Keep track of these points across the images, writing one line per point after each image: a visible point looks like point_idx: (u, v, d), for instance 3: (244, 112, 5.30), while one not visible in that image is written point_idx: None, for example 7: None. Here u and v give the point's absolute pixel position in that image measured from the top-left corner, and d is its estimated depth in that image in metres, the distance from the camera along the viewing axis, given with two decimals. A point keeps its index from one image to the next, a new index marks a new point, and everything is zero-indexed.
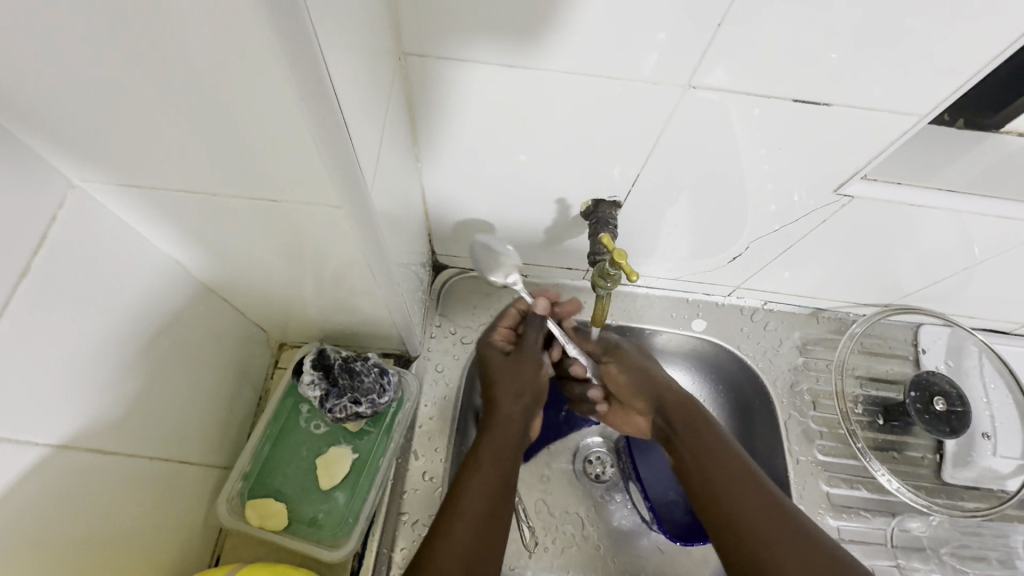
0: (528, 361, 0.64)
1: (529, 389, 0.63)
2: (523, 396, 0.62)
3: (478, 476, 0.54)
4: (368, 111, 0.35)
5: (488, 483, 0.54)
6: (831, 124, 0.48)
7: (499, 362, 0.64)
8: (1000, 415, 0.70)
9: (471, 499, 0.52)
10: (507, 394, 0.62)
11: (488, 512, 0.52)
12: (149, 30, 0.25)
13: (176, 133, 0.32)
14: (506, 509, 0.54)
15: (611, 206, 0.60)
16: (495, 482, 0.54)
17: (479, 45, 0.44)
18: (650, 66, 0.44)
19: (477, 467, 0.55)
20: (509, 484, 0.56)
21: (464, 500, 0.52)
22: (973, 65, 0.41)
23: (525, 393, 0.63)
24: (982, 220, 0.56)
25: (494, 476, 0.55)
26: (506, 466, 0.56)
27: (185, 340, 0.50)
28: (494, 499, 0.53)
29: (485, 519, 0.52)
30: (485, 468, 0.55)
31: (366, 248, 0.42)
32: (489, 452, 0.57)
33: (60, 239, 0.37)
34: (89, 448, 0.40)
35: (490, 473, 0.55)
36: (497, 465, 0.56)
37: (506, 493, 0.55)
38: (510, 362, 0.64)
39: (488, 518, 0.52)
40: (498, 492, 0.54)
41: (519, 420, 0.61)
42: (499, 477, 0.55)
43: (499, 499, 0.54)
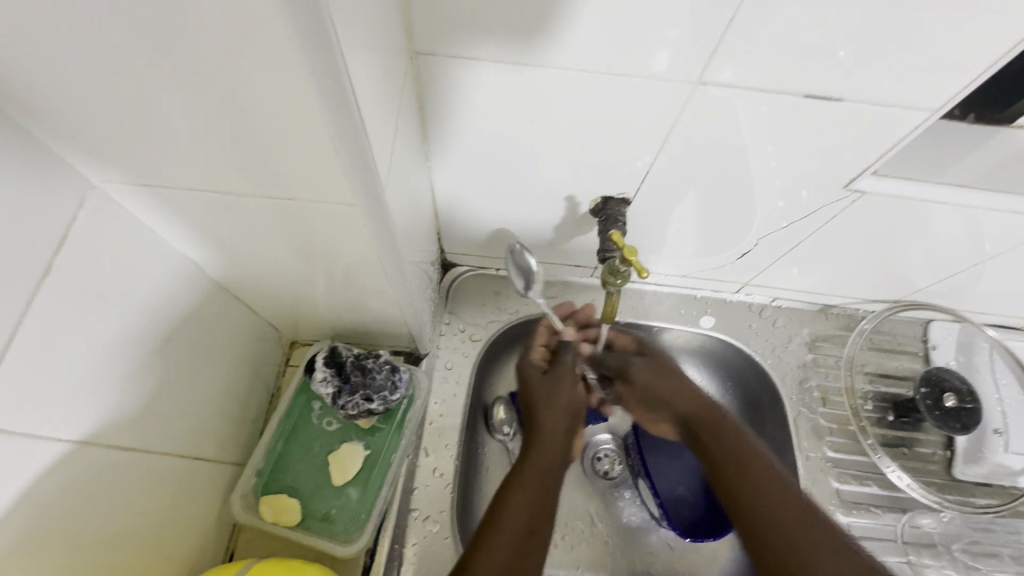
0: (564, 378, 0.63)
1: (572, 408, 0.62)
2: (565, 415, 0.61)
3: (522, 494, 0.54)
4: (382, 110, 0.35)
5: (528, 502, 0.53)
6: (842, 119, 0.48)
7: (538, 381, 0.64)
8: (1012, 411, 0.69)
9: (512, 516, 0.52)
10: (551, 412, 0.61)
11: (528, 529, 0.51)
12: (172, 31, 0.25)
13: (194, 131, 0.32)
14: (548, 528, 0.53)
15: (620, 203, 0.60)
16: (536, 500, 0.54)
17: (490, 43, 0.44)
18: (660, 63, 0.44)
19: (520, 486, 0.55)
20: (551, 503, 0.55)
21: (504, 517, 0.51)
22: (986, 59, 0.41)
23: (566, 412, 0.61)
24: (995, 215, 0.56)
25: (535, 495, 0.54)
26: (547, 485, 0.55)
27: (200, 338, 0.50)
28: (535, 517, 0.52)
29: (525, 537, 0.50)
30: (527, 486, 0.55)
31: (379, 246, 0.43)
32: (533, 471, 0.56)
33: (79, 238, 0.37)
34: (108, 443, 0.41)
35: (532, 491, 0.54)
36: (539, 484, 0.55)
37: (549, 514, 0.54)
38: (549, 382, 0.63)
39: (526, 538, 0.50)
40: (539, 511, 0.53)
41: (562, 439, 0.60)
42: (540, 496, 0.54)
43: (538, 519, 0.52)
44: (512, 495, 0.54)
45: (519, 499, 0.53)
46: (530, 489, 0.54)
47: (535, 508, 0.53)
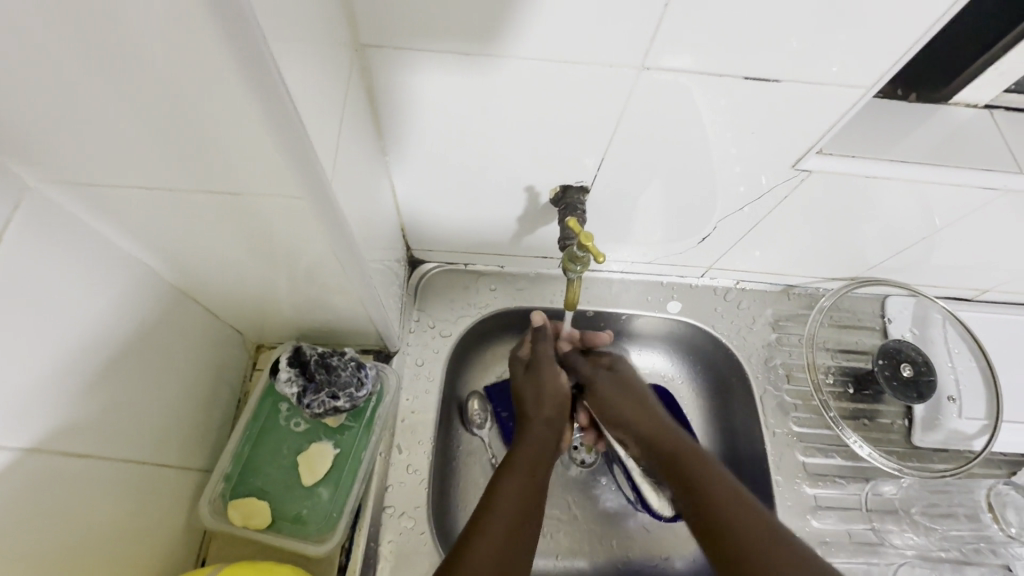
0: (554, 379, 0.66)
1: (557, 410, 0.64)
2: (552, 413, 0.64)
3: (513, 485, 0.54)
4: (322, 101, 0.35)
5: (520, 493, 0.54)
6: (783, 101, 0.50)
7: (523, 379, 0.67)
8: (965, 378, 0.72)
9: (504, 505, 0.52)
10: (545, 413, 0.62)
11: (518, 519, 0.51)
12: (89, 14, 0.25)
13: (130, 127, 0.31)
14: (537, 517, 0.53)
15: (578, 192, 0.61)
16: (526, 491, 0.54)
17: (434, 34, 0.44)
18: (607, 49, 0.45)
19: (510, 476, 0.55)
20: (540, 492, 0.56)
21: (495, 507, 0.51)
22: (911, 36, 0.43)
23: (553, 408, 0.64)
24: (938, 188, 0.58)
25: (526, 485, 0.55)
26: (536, 477, 0.56)
27: (157, 343, 0.50)
28: (525, 506, 0.53)
29: (518, 519, 0.51)
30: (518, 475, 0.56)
31: (333, 241, 0.43)
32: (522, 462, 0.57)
33: (18, 242, 0.36)
34: (61, 450, 0.40)
35: (523, 482, 0.55)
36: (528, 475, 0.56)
37: (537, 506, 0.54)
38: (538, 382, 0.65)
39: (519, 521, 0.51)
40: (529, 499, 0.53)
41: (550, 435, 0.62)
42: (532, 485, 0.55)
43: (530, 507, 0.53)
44: (504, 485, 0.54)
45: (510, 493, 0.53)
46: (520, 480, 0.55)
47: (527, 499, 0.53)
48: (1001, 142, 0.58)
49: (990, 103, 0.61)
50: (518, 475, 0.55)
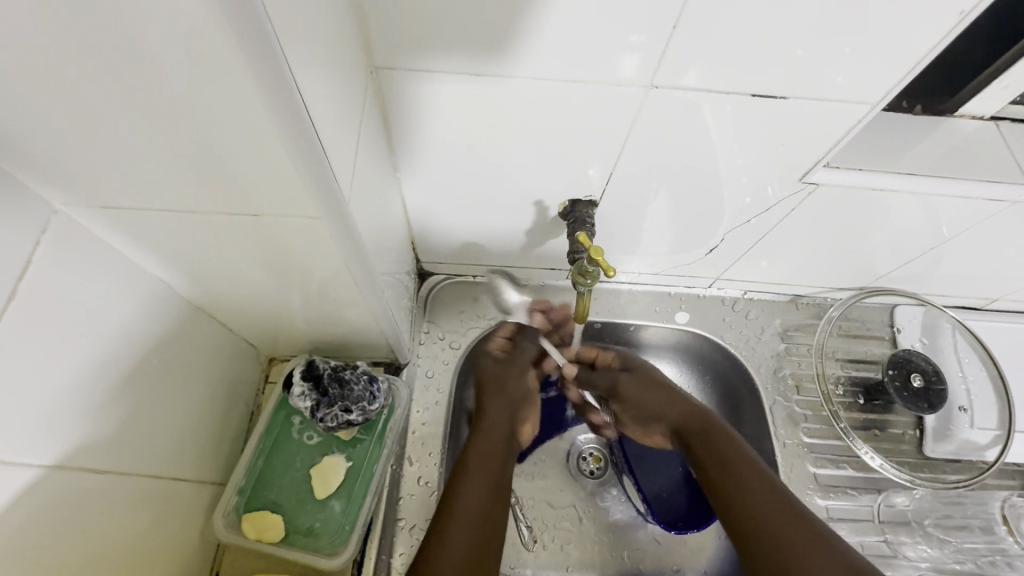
0: (519, 367, 0.67)
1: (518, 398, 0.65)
2: (511, 403, 0.65)
3: (474, 480, 0.56)
4: (339, 123, 0.36)
5: (481, 488, 0.55)
6: (790, 116, 0.50)
7: (492, 368, 0.67)
8: (976, 388, 0.72)
9: (465, 501, 0.54)
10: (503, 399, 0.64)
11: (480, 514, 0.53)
12: (121, 47, 0.26)
13: (155, 151, 0.32)
14: (500, 507, 0.55)
15: (587, 205, 0.62)
16: (487, 485, 0.56)
17: (446, 55, 0.45)
18: (617, 68, 0.46)
19: (469, 470, 0.57)
20: (500, 484, 0.57)
21: (461, 502, 0.53)
22: (913, 54, 0.44)
23: (513, 399, 0.65)
24: (947, 201, 0.58)
25: (485, 482, 0.56)
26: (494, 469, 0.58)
27: (175, 358, 0.50)
28: (487, 501, 0.55)
29: (484, 508, 0.54)
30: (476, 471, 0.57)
31: (348, 257, 0.43)
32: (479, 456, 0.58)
33: (44, 263, 0.37)
34: (81, 466, 0.41)
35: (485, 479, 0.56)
36: (486, 467, 0.57)
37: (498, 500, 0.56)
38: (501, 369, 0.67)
39: (481, 517, 0.53)
40: (490, 492, 0.55)
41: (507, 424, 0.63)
42: (489, 482, 0.56)
43: (495, 495, 0.55)
44: (464, 481, 0.55)
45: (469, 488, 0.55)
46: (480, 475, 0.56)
47: (489, 495, 0.55)
48: (1007, 153, 0.59)
49: (995, 115, 0.61)
50: (477, 468, 0.57)
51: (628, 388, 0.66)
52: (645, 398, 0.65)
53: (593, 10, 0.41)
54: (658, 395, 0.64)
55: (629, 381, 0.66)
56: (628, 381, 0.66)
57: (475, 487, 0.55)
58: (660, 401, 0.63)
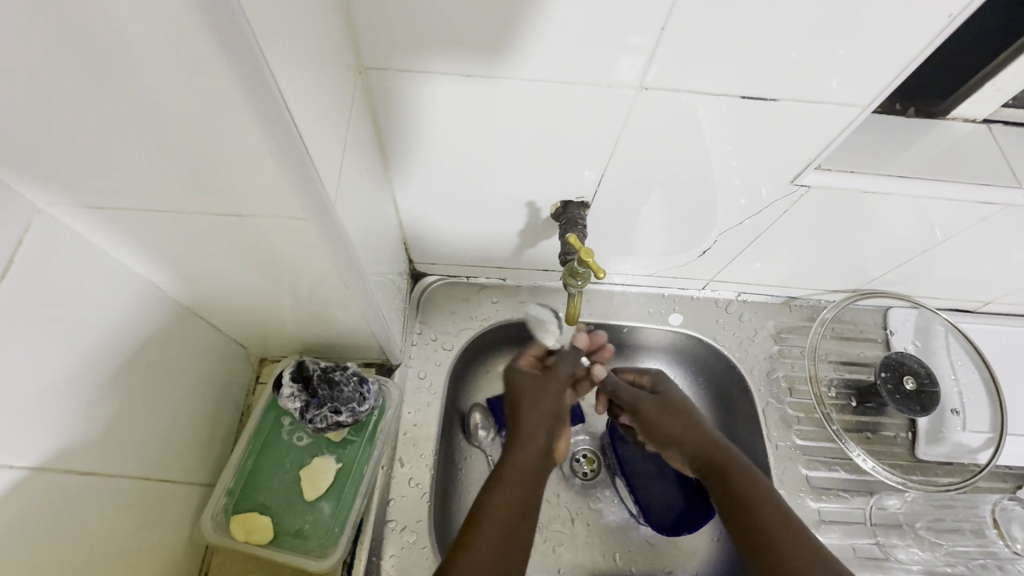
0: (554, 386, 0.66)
1: (552, 412, 0.64)
2: (548, 417, 0.64)
3: (505, 494, 0.55)
4: (324, 125, 0.36)
5: (511, 502, 0.55)
6: (780, 118, 0.50)
7: (528, 383, 0.66)
8: (968, 390, 0.72)
9: (493, 514, 0.53)
10: (540, 414, 0.63)
11: (510, 527, 0.53)
12: (101, 47, 0.25)
13: (137, 149, 0.32)
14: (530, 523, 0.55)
15: (579, 207, 0.62)
16: (521, 499, 0.55)
17: (436, 56, 0.45)
18: (607, 69, 0.45)
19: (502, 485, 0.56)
20: (532, 499, 0.57)
21: (488, 515, 0.53)
22: (899, 59, 0.44)
23: (550, 413, 0.64)
24: (938, 204, 0.58)
25: (516, 496, 0.55)
26: (529, 485, 0.57)
27: (163, 359, 0.50)
28: (518, 515, 0.54)
29: (515, 521, 0.53)
30: (509, 486, 0.56)
31: (336, 259, 0.43)
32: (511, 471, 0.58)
33: (27, 263, 0.37)
34: (65, 468, 0.40)
35: (516, 496, 0.55)
36: (521, 482, 0.57)
37: (530, 514, 0.55)
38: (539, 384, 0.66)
39: (511, 530, 0.52)
40: (520, 506, 0.55)
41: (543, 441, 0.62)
42: (521, 496, 0.56)
43: (527, 508, 0.55)
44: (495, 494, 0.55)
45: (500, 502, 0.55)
46: (513, 490, 0.56)
47: (520, 508, 0.55)
48: (999, 156, 0.59)
49: (988, 118, 0.61)
50: (507, 483, 0.56)
51: (653, 413, 0.67)
52: (667, 425, 0.66)
53: (583, 11, 0.41)
54: (680, 424, 0.65)
55: (649, 404, 0.68)
56: (652, 405, 0.68)
57: (505, 501, 0.54)
58: (681, 430, 0.65)
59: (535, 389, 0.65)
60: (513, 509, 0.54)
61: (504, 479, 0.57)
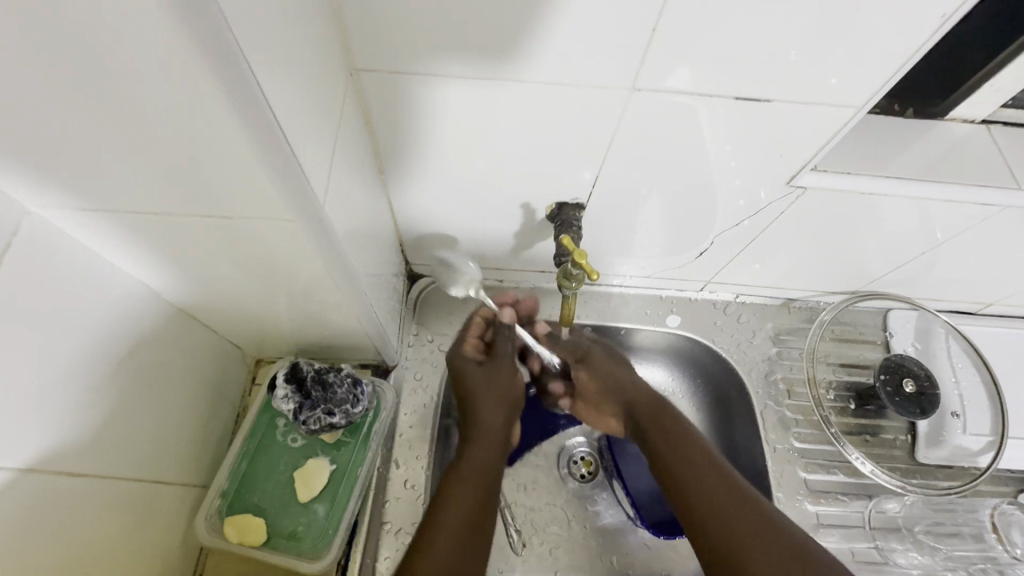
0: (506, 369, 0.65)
1: (511, 398, 0.64)
2: (505, 405, 0.63)
3: (462, 486, 0.55)
4: (312, 127, 0.36)
5: (471, 495, 0.54)
6: (776, 118, 0.50)
7: (474, 372, 0.65)
8: (968, 393, 0.72)
9: (453, 508, 0.53)
10: (497, 403, 0.62)
11: (470, 521, 0.52)
12: (85, 52, 0.26)
13: (124, 153, 0.32)
14: (488, 517, 0.54)
15: (574, 208, 0.61)
16: (480, 492, 0.55)
17: (428, 56, 0.45)
18: (599, 71, 0.45)
19: (460, 478, 0.55)
20: (492, 492, 0.56)
21: (448, 508, 0.52)
22: (895, 58, 0.44)
23: (509, 403, 0.63)
24: (937, 204, 0.58)
25: (477, 490, 0.55)
26: (488, 477, 0.56)
27: (156, 361, 0.50)
28: (478, 508, 0.54)
29: (475, 514, 0.53)
30: (470, 479, 0.55)
31: (327, 260, 0.43)
32: (474, 460, 0.57)
33: (17, 267, 0.37)
34: (59, 470, 0.41)
35: (475, 488, 0.55)
36: (483, 475, 0.56)
37: (490, 507, 0.55)
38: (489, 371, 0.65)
39: (469, 526, 0.52)
40: (483, 500, 0.54)
41: (499, 429, 0.61)
42: (483, 490, 0.55)
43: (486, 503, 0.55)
44: (455, 487, 0.54)
45: (459, 495, 0.54)
46: (475, 484, 0.55)
47: (481, 502, 0.54)
48: (999, 157, 0.58)
49: (987, 118, 0.60)
50: (469, 475, 0.56)
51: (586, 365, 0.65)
52: (605, 376, 0.64)
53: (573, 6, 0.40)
54: (619, 376, 0.64)
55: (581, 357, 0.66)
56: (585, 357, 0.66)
57: (465, 495, 0.54)
58: (620, 382, 0.63)
59: (488, 375, 0.64)
60: (474, 501, 0.54)
61: (464, 470, 0.56)
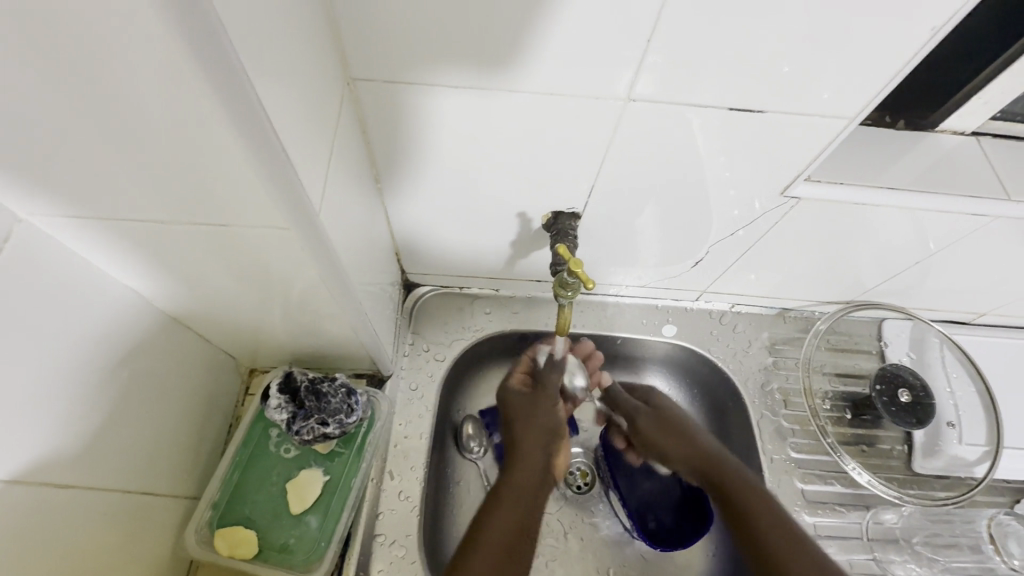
0: (546, 399, 0.66)
1: (548, 425, 0.64)
2: (543, 433, 0.64)
3: (503, 515, 0.56)
4: (308, 136, 0.36)
5: (509, 523, 0.55)
6: (770, 129, 0.50)
7: (515, 400, 0.66)
8: (963, 403, 0.71)
9: (492, 536, 0.54)
10: (536, 432, 0.63)
11: (507, 550, 0.53)
12: (81, 58, 0.26)
13: (117, 160, 0.32)
14: (526, 546, 0.55)
15: (570, 218, 0.62)
16: (517, 520, 0.56)
17: (424, 66, 0.45)
18: (594, 83, 0.46)
19: (501, 506, 0.57)
20: (529, 520, 0.57)
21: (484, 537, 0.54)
22: (887, 69, 0.44)
23: (545, 430, 0.64)
24: (930, 215, 0.58)
25: (514, 517, 0.56)
26: (526, 506, 0.58)
27: (149, 370, 0.50)
28: (516, 536, 0.55)
29: (513, 541, 0.54)
30: (508, 507, 0.57)
31: (323, 268, 0.43)
32: (508, 490, 0.58)
33: (7, 275, 0.36)
34: (47, 481, 0.40)
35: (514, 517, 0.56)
36: (518, 502, 0.57)
37: (529, 534, 0.56)
38: (527, 401, 0.66)
39: (507, 554, 0.53)
40: (519, 528, 0.55)
41: (541, 458, 0.62)
42: (520, 518, 0.56)
43: (524, 530, 0.56)
44: (496, 515, 0.56)
45: (497, 523, 0.55)
46: (513, 512, 0.56)
47: (518, 529, 0.55)
48: (988, 169, 0.59)
49: (976, 130, 0.61)
50: (506, 503, 0.57)
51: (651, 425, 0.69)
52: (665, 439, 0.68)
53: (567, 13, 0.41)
54: (681, 439, 0.67)
55: (647, 419, 0.70)
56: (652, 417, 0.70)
57: (502, 523, 0.55)
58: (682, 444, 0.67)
59: (526, 406, 0.65)
60: (510, 530, 0.55)
61: (503, 498, 0.57)
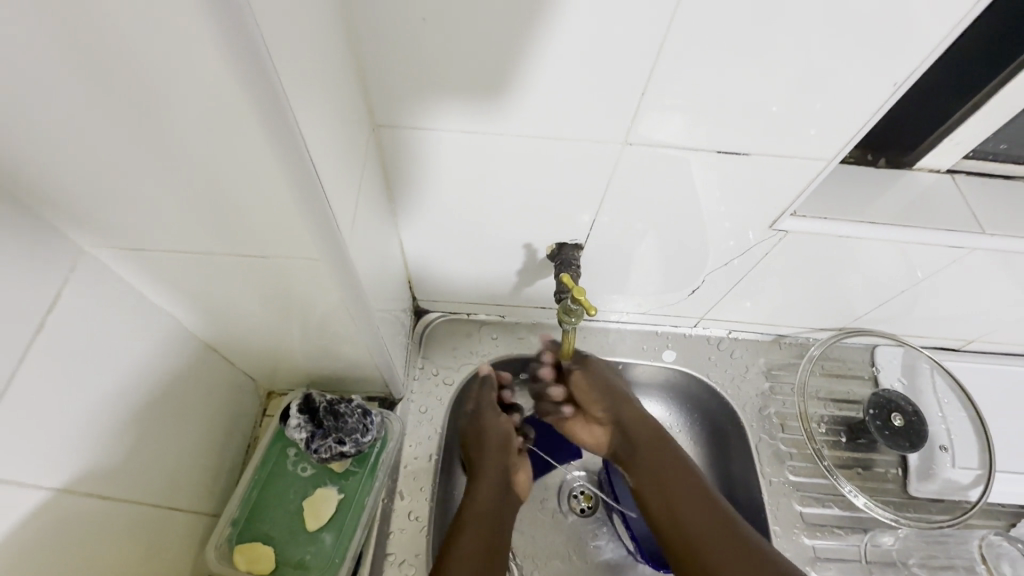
0: (490, 418, 0.72)
1: (500, 440, 0.70)
2: (498, 451, 0.69)
3: (467, 536, 0.60)
4: (341, 177, 0.41)
5: (472, 544, 0.60)
6: (758, 168, 0.55)
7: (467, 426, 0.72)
8: (955, 428, 0.74)
9: (458, 556, 0.58)
10: (490, 451, 0.69)
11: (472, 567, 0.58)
12: (160, 115, 0.30)
13: (179, 199, 0.37)
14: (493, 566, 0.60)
15: (573, 248, 0.66)
16: (481, 540, 0.61)
17: (442, 113, 0.50)
18: (595, 127, 0.51)
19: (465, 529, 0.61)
20: (495, 541, 0.62)
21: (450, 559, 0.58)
22: (860, 113, 0.49)
23: (500, 447, 0.70)
24: (912, 246, 0.62)
25: (478, 540, 0.61)
26: (489, 529, 0.62)
27: (180, 390, 0.53)
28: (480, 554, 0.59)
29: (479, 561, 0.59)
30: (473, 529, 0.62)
31: (346, 295, 0.47)
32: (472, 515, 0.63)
33: (70, 300, 0.41)
34: (87, 493, 0.43)
35: (475, 537, 0.60)
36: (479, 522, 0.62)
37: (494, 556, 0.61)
38: (477, 424, 0.72)
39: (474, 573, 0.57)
40: (484, 548, 0.60)
41: (498, 476, 0.67)
42: (484, 540, 0.61)
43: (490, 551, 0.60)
44: (460, 538, 0.60)
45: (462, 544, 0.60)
46: (476, 534, 0.61)
47: (482, 550, 0.60)
48: (964, 204, 0.63)
49: (951, 168, 0.66)
50: (469, 528, 0.61)
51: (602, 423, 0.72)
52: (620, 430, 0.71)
53: (570, 63, 0.45)
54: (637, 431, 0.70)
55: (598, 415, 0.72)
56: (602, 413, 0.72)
57: (468, 545, 0.60)
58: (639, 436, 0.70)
59: (479, 428, 0.71)
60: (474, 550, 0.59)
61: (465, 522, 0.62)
